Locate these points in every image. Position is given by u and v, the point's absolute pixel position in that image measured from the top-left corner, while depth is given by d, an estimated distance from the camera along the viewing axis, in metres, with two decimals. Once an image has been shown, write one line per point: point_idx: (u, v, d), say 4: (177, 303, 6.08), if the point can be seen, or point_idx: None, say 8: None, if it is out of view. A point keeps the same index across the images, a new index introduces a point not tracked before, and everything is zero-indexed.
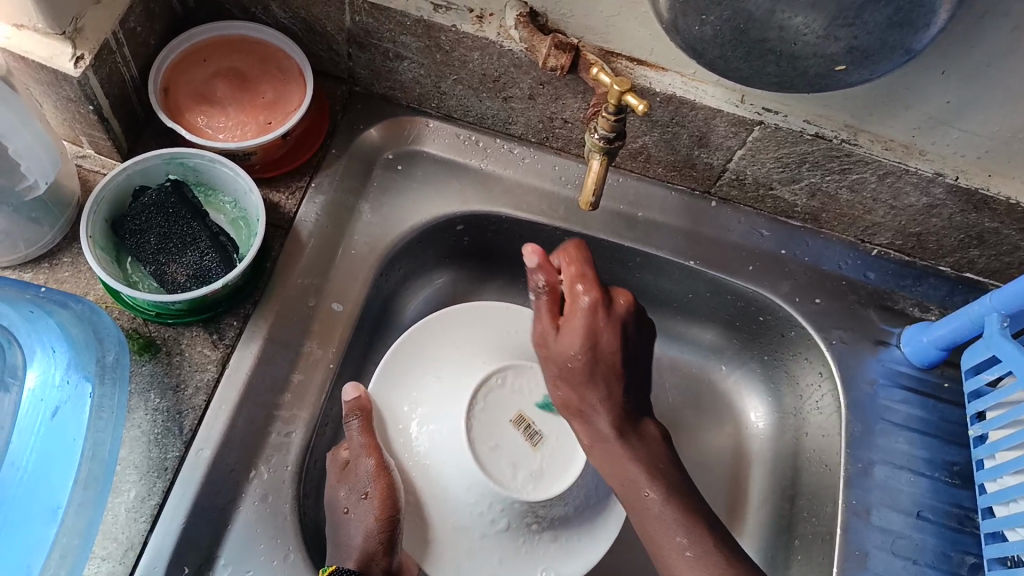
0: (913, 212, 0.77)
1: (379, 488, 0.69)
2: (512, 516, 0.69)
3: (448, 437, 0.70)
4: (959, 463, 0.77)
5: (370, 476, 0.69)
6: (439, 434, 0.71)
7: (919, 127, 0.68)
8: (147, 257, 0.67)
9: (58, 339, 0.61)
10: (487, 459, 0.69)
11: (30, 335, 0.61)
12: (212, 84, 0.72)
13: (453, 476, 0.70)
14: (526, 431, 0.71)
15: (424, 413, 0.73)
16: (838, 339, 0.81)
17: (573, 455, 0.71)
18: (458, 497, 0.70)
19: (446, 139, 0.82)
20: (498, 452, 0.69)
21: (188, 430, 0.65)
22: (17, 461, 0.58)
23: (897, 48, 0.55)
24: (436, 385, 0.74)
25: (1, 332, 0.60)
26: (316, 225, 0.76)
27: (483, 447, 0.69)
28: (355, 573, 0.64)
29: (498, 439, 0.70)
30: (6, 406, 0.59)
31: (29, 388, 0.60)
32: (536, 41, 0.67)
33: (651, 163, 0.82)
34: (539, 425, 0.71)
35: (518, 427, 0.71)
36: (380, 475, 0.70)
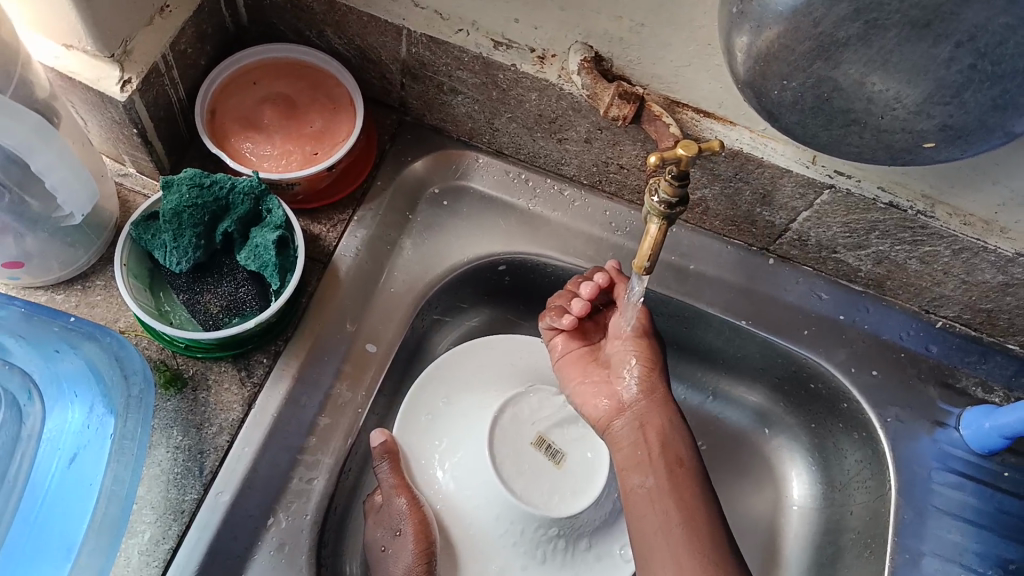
0: (986, 289, 0.72)
1: (414, 523, 0.65)
2: (549, 545, 0.66)
3: (471, 470, 0.67)
4: (1016, 561, 0.72)
5: (403, 513, 0.65)
6: (463, 466, 0.67)
7: (1003, 203, 0.63)
8: (181, 286, 0.64)
9: (80, 386, 0.60)
10: (518, 472, 0.66)
11: (51, 385, 0.60)
12: (260, 109, 0.70)
13: (482, 512, 0.66)
14: (548, 451, 0.67)
15: (445, 451, 0.69)
16: (893, 417, 0.76)
17: (599, 477, 0.66)
18: (490, 523, 0.66)
19: (496, 175, 0.79)
20: (527, 474, 0.66)
21: (208, 471, 0.63)
22: (29, 513, 0.56)
23: (996, 130, 0.50)
24: (459, 418, 0.70)
25: (23, 380, 0.59)
26: (355, 260, 0.73)
27: (509, 468, 0.65)
28: None
29: (522, 462, 0.66)
30: (24, 449, 0.57)
31: (45, 435, 0.58)
32: (599, 89, 0.64)
33: (707, 216, 0.78)
34: (559, 441, 0.67)
35: (541, 449, 0.67)
36: (415, 511, 0.66)
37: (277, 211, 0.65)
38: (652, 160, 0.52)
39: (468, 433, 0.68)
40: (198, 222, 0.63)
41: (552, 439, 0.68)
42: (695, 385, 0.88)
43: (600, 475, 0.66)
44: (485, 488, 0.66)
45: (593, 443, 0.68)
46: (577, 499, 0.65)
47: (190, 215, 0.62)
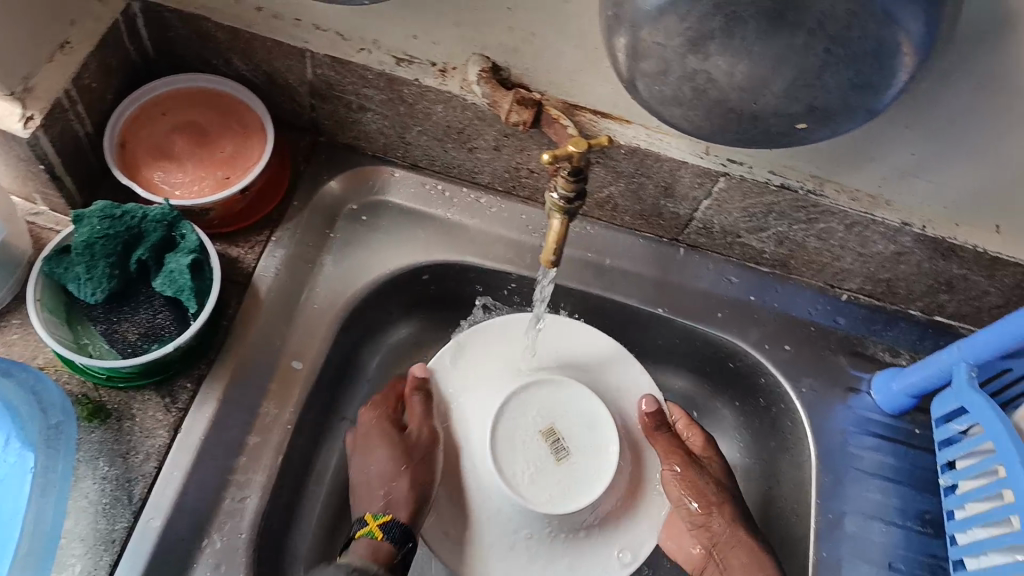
0: (882, 260, 0.77)
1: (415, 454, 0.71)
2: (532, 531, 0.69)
3: (475, 441, 0.72)
4: (931, 512, 0.76)
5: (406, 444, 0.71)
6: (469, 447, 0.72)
7: (885, 178, 0.67)
8: (98, 317, 0.65)
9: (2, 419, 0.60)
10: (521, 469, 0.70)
11: None
12: (172, 139, 0.71)
13: (475, 482, 0.70)
14: (553, 445, 0.71)
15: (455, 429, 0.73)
16: (807, 387, 0.80)
17: (594, 485, 0.69)
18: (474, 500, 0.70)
19: (412, 188, 0.81)
20: (525, 461, 0.70)
21: (138, 498, 0.63)
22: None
23: (859, 109, 0.54)
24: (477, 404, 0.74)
25: None
26: (275, 280, 0.74)
27: (507, 450, 0.70)
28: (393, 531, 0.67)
29: (524, 449, 0.71)
30: None
31: None
32: (498, 97, 0.66)
33: (618, 212, 0.81)
34: (568, 440, 0.71)
35: (547, 440, 0.71)
36: (412, 445, 0.71)
37: (190, 236, 0.66)
38: (545, 159, 0.55)
39: (484, 405, 0.73)
40: (111, 253, 0.64)
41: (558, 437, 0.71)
42: None
43: (594, 486, 0.69)
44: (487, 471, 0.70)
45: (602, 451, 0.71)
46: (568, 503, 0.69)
47: (102, 246, 0.63)
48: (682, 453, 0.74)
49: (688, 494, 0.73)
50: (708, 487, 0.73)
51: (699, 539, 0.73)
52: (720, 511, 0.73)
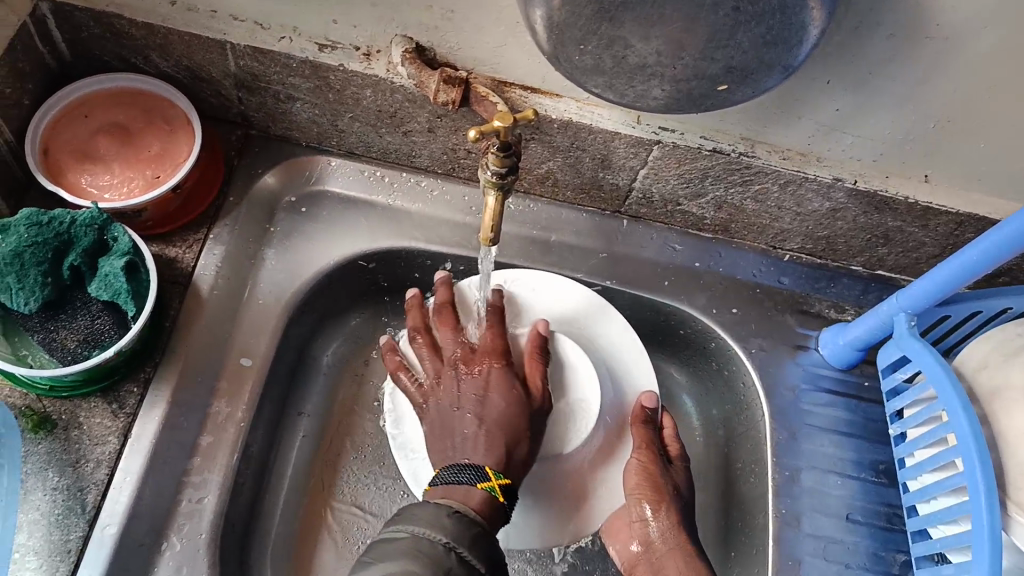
0: (819, 217, 0.78)
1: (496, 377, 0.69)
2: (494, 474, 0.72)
3: None
4: (884, 462, 0.78)
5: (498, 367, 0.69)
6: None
7: (813, 134, 0.68)
8: (35, 326, 0.64)
9: None
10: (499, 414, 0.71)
11: None
12: (94, 141, 0.69)
13: None
14: None
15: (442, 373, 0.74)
16: (757, 348, 0.81)
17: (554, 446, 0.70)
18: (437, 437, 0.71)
19: (351, 176, 0.81)
20: None
21: (91, 506, 0.62)
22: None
23: (775, 66, 0.55)
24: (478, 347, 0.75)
25: None
26: (217, 278, 0.73)
27: None
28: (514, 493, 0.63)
29: None
30: None
31: None
32: (424, 77, 0.65)
33: (558, 188, 0.82)
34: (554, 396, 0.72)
35: None
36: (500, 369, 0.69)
37: (122, 237, 0.65)
38: (471, 134, 0.55)
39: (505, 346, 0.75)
40: (42, 260, 0.63)
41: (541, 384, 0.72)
42: None
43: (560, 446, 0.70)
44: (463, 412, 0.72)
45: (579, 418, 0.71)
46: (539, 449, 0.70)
47: (32, 253, 0.62)
48: (654, 451, 0.73)
49: (645, 499, 0.71)
50: (667, 494, 0.72)
51: (641, 539, 0.72)
52: (671, 521, 0.72)
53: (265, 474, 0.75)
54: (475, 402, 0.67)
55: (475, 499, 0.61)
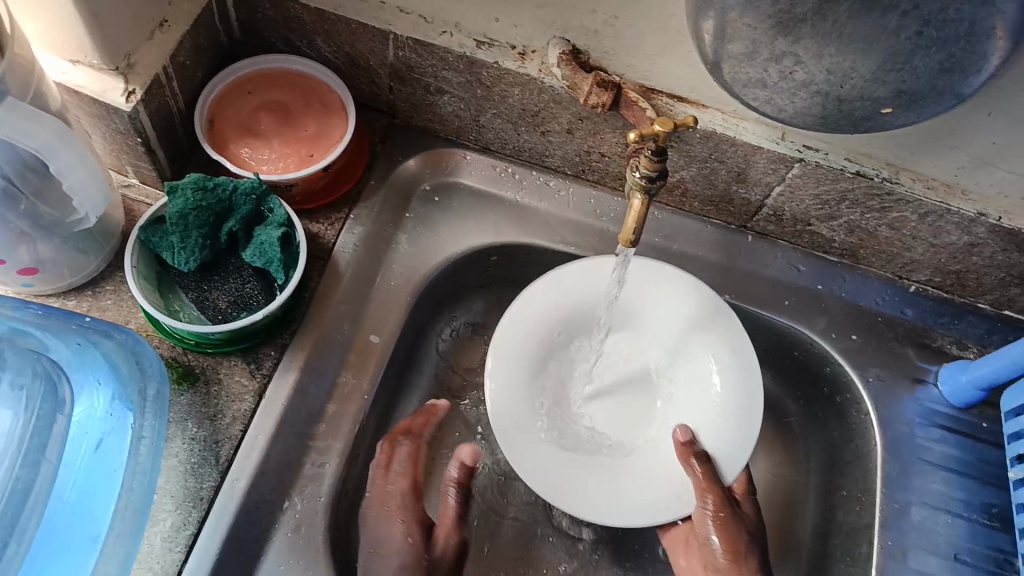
0: (954, 250, 0.76)
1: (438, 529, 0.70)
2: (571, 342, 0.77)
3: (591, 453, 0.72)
4: (998, 506, 0.76)
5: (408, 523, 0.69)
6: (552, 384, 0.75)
7: (962, 166, 0.67)
8: (189, 285, 0.69)
9: (104, 372, 0.64)
10: (603, 389, 0.76)
11: (77, 369, 0.64)
12: (256, 117, 0.73)
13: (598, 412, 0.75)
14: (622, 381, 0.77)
15: (515, 385, 0.72)
16: (874, 377, 0.81)
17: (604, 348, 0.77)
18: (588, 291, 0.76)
19: (484, 170, 0.83)
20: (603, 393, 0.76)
21: (224, 459, 0.68)
22: (62, 492, 0.60)
23: (946, 93, 0.54)
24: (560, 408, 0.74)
25: (53, 364, 0.62)
26: (354, 256, 0.78)
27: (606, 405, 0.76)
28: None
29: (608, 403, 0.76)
30: (58, 427, 0.61)
31: (76, 419, 0.62)
32: (578, 80, 0.67)
33: (687, 197, 0.83)
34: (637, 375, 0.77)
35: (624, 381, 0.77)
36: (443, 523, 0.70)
37: (278, 209, 0.70)
38: (631, 136, 0.57)
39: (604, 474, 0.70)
40: (204, 223, 0.67)
41: (658, 417, 0.75)
42: None
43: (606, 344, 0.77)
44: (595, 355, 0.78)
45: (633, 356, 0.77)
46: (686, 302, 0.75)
47: (196, 216, 0.67)
48: (720, 487, 0.69)
49: (711, 525, 0.69)
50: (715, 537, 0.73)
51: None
52: (737, 554, 0.70)
53: None
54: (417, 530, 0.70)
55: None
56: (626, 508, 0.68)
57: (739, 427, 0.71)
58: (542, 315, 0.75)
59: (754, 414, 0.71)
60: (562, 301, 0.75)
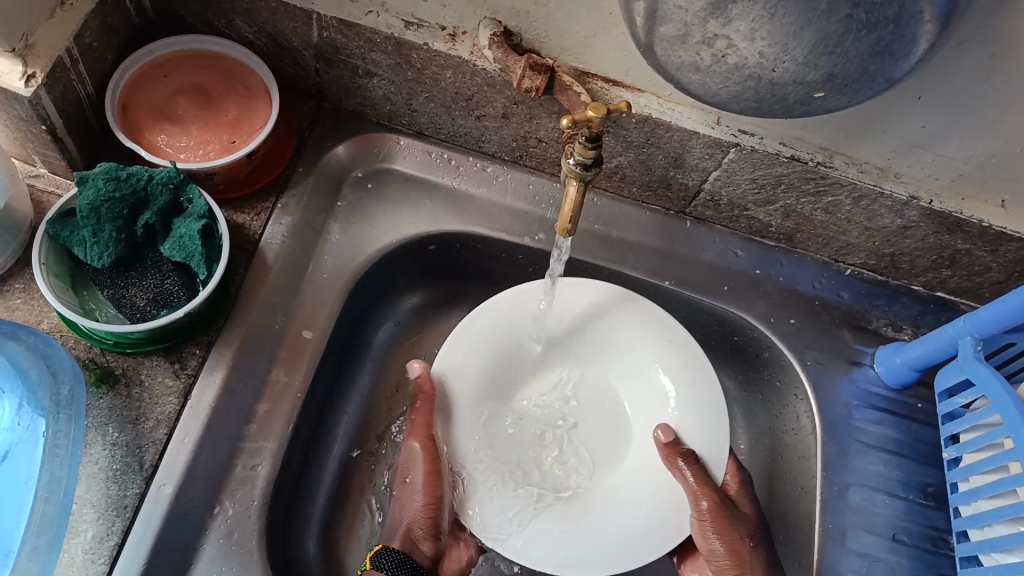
0: (887, 234, 0.77)
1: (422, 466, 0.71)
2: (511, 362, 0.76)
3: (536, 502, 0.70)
4: (933, 485, 0.77)
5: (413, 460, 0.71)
6: (509, 438, 0.74)
7: (894, 150, 0.67)
8: (105, 282, 0.66)
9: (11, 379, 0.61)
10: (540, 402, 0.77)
11: None
12: (173, 101, 0.69)
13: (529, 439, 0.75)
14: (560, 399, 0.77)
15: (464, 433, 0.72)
16: (812, 360, 0.81)
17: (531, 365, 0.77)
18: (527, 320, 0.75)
19: (418, 156, 0.81)
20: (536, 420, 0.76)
21: (149, 464, 0.65)
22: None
23: (878, 76, 0.54)
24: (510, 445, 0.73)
25: None
26: (283, 246, 0.75)
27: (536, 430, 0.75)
28: (392, 556, 0.67)
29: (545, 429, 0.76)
30: None
31: None
32: (510, 63, 0.65)
33: (625, 183, 0.82)
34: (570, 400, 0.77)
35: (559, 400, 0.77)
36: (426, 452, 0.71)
37: (199, 200, 0.66)
38: (564, 122, 0.54)
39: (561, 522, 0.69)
40: (118, 216, 0.64)
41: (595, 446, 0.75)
42: None
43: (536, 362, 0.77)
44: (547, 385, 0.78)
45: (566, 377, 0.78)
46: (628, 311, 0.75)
47: (108, 209, 0.63)
48: (715, 491, 0.69)
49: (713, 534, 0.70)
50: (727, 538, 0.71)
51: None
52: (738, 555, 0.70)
53: (314, 445, 0.76)
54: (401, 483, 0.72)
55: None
56: (614, 543, 0.67)
57: (705, 419, 0.72)
58: (479, 356, 0.74)
59: (714, 408, 0.72)
60: (494, 337, 0.74)
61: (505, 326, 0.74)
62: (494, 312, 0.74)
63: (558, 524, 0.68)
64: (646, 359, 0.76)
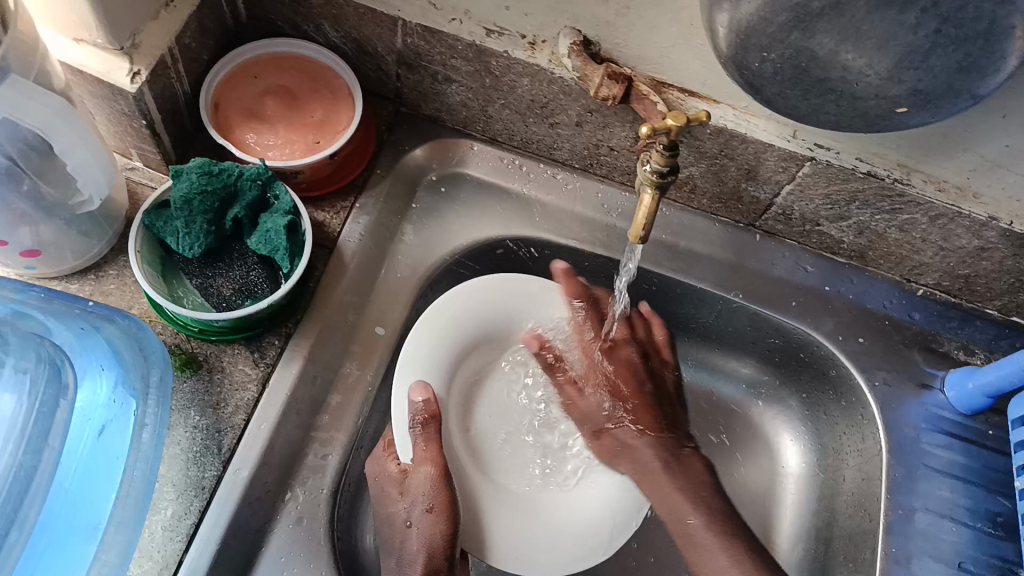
0: (963, 254, 0.75)
1: (440, 500, 0.67)
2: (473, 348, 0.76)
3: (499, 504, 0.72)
4: (1004, 514, 0.75)
5: (428, 490, 0.67)
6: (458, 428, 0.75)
7: (975, 169, 0.66)
8: (194, 271, 0.69)
9: (106, 357, 0.64)
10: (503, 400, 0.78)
11: (81, 354, 0.63)
12: (262, 101, 0.72)
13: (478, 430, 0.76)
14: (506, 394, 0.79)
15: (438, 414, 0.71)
16: (881, 381, 0.80)
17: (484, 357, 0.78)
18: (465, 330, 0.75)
19: (491, 161, 0.83)
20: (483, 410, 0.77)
21: (227, 448, 0.67)
22: (63, 479, 0.59)
23: (963, 93, 0.53)
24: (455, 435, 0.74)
25: (54, 348, 0.61)
26: (359, 245, 0.77)
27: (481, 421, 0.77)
28: None
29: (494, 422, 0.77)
30: (60, 414, 0.60)
31: (78, 404, 0.62)
32: (589, 71, 0.67)
33: (696, 194, 0.82)
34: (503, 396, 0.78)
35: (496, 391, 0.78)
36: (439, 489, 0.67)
37: (284, 196, 0.69)
38: (642, 130, 0.55)
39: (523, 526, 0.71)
40: (209, 209, 0.67)
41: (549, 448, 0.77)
42: (690, 361, 0.92)
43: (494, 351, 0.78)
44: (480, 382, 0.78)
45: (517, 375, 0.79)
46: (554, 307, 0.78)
47: (201, 202, 0.66)
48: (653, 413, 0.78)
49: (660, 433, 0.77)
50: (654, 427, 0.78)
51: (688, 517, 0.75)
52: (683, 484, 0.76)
53: None
54: (418, 511, 0.67)
55: None
56: (566, 543, 0.70)
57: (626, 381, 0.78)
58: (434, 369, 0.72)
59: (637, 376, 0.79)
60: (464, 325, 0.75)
61: (459, 319, 0.75)
62: (453, 305, 0.74)
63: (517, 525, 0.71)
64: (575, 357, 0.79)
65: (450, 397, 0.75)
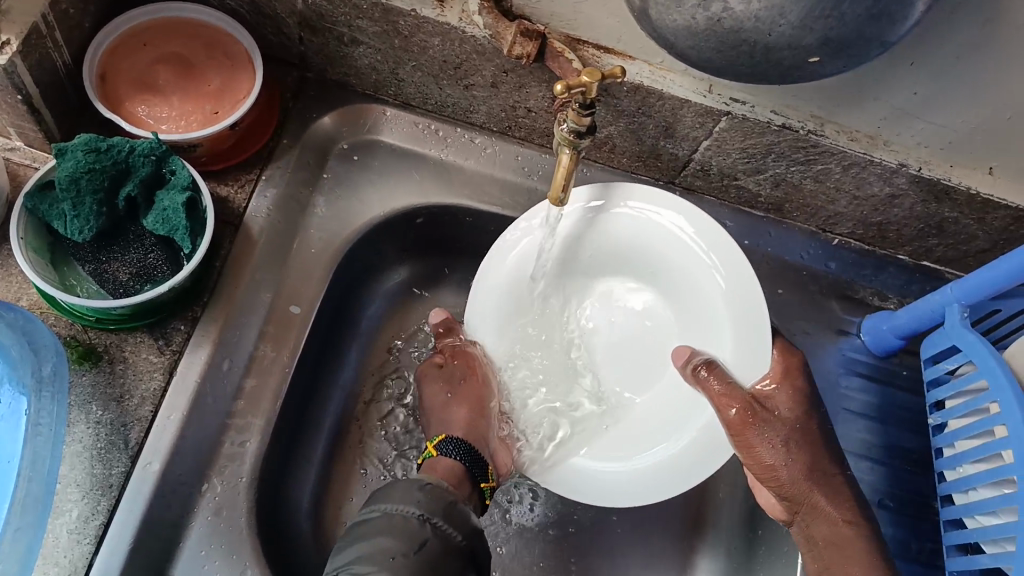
0: (875, 202, 0.77)
1: (476, 379, 0.76)
2: (583, 253, 0.74)
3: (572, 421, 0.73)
4: (919, 451, 0.78)
5: (465, 366, 0.76)
6: (560, 327, 0.76)
7: (885, 117, 0.67)
8: (85, 256, 0.64)
9: None
10: (629, 301, 0.76)
11: None
12: (153, 70, 0.67)
13: (591, 334, 0.76)
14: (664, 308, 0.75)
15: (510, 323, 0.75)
16: (799, 330, 0.81)
17: (660, 267, 0.73)
18: (549, 250, 0.73)
19: (405, 127, 0.80)
20: (614, 312, 0.76)
21: (135, 442, 0.64)
22: None
23: (873, 40, 0.54)
24: (557, 337, 0.76)
25: None
26: (267, 221, 0.73)
27: (606, 321, 0.76)
28: (458, 444, 0.70)
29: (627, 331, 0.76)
30: None
31: None
32: (501, 28, 0.64)
33: (616, 154, 0.81)
34: (660, 304, 0.75)
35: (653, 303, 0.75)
36: (478, 380, 0.76)
37: (181, 171, 0.65)
38: (556, 89, 0.53)
39: (590, 448, 0.72)
40: (98, 188, 0.62)
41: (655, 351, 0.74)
42: None
43: (627, 257, 0.74)
44: (582, 305, 0.77)
45: (651, 277, 0.74)
46: (661, 233, 0.72)
47: (88, 181, 0.61)
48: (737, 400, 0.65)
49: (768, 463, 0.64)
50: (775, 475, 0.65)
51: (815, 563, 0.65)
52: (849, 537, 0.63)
53: (303, 421, 0.75)
54: (456, 383, 0.76)
55: (445, 470, 0.68)
56: (625, 473, 0.69)
57: (746, 339, 0.68)
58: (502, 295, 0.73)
59: (760, 328, 0.67)
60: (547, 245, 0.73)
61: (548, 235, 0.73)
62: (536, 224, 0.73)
63: (588, 450, 0.71)
64: (699, 278, 0.71)
65: (544, 300, 0.76)
